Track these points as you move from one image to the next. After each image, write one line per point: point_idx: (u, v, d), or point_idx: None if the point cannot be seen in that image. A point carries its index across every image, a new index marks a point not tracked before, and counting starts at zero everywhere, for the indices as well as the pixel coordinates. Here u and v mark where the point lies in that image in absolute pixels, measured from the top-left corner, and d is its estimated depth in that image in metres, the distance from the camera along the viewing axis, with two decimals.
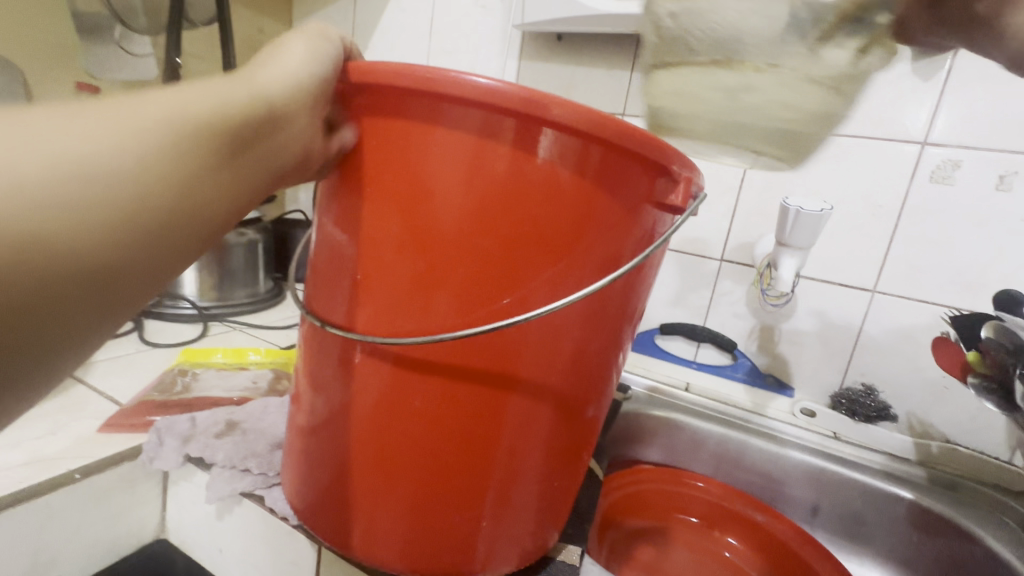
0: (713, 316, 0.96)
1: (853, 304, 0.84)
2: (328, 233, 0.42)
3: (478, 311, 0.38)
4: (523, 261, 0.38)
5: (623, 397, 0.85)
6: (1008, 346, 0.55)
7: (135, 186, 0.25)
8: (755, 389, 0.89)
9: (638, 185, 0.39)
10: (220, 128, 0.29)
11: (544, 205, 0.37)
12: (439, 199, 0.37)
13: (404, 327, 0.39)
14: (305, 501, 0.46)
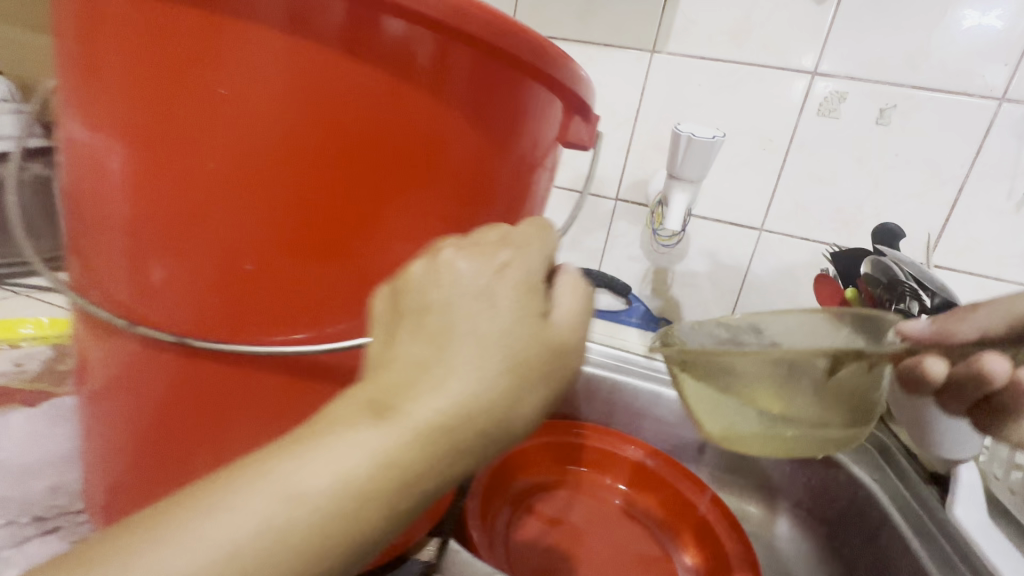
0: (608, 260, 0.91)
1: (741, 243, 0.83)
2: (74, 173, 0.29)
3: (317, 283, 0.29)
4: (377, 215, 0.29)
5: None
6: (884, 282, 0.55)
7: (327, 529, 0.22)
8: (650, 333, 0.85)
9: (517, 112, 0.31)
10: (450, 443, 0.23)
11: (402, 136, 0.28)
12: (252, 126, 0.25)
13: (213, 307, 0.28)
14: (107, 517, 0.37)
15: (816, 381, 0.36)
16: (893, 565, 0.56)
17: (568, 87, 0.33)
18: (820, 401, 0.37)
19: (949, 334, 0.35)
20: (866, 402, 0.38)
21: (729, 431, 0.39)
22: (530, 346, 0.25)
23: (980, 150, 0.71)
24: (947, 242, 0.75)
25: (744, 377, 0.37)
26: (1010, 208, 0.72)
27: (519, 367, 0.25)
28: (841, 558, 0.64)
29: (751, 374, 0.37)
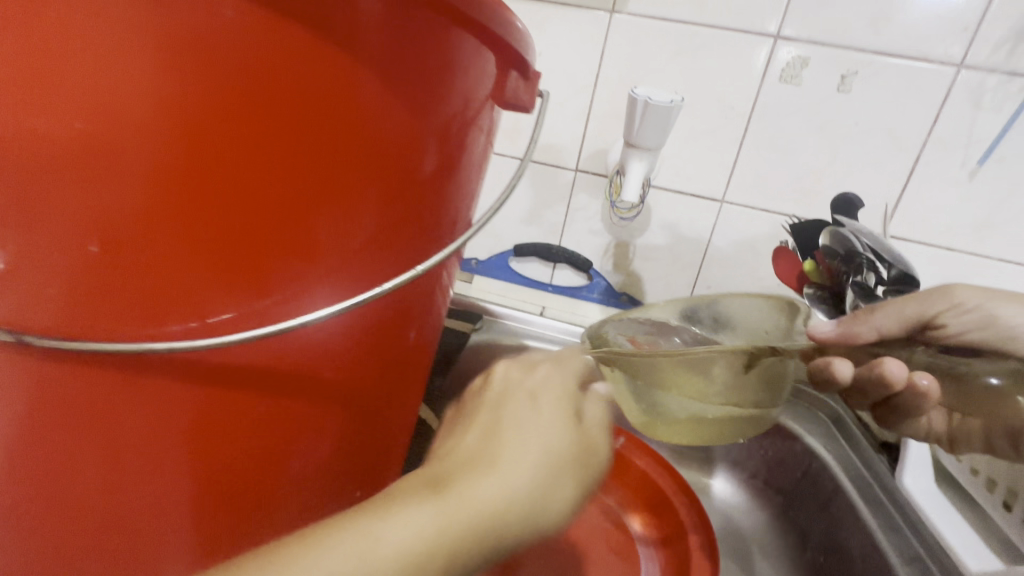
0: (569, 235, 0.87)
1: (703, 216, 0.81)
2: None
3: (210, 273, 0.25)
4: (281, 194, 0.25)
5: (471, 330, 0.79)
6: (840, 253, 0.54)
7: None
8: (610, 309, 0.85)
9: (441, 66, 0.27)
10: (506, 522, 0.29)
11: (304, 99, 0.24)
12: (131, 130, 0.21)
13: (82, 300, 0.24)
14: None
15: (731, 374, 0.40)
16: (845, 534, 0.56)
17: (501, 37, 0.29)
18: (733, 389, 0.41)
19: (852, 334, 0.44)
20: (773, 387, 0.43)
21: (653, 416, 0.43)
22: (538, 491, 0.30)
23: (938, 117, 0.70)
24: (903, 212, 0.75)
25: (667, 372, 0.39)
26: (964, 176, 0.72)
27: (549, 487, 0.30)
28: (797, 529, 0.64)
29: (672, 372, 0.39)
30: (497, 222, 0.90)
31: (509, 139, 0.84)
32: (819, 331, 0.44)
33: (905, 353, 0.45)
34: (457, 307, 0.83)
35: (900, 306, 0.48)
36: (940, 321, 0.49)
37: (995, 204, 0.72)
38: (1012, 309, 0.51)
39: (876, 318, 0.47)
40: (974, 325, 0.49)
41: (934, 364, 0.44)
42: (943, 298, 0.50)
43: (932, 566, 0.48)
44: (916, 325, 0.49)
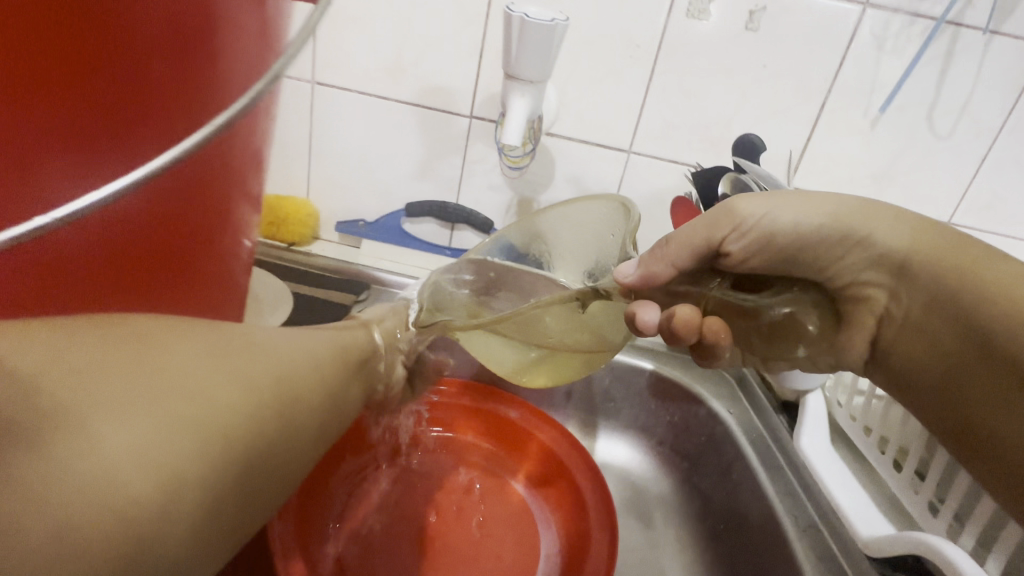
0: (466, 191, 0.78)
1: (609, 168, 0.74)
2: None
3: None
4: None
5: (353, 301, 0.70)
6: None
7: (300, 374, 0.31)
8: None
9: None
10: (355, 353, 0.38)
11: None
12: None
13: None
14: None
15: (577, 314, 0.41)
16: (743, 502, 0.54)
17: None
18: (585, 329, 0.42)
19: (652, 275, 0.40)
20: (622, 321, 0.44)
21: (528, 371, 0.45)
22: (365, 339, 0.41)
23: (845, 60, 0.67)
24: (809, 162, 0.72)
25: (516, 325, 0.41)
26: (865, 125, 0.69)
27: (373, 343, 0.41)
28: (700, 495, 0.61)
29: (520, 326, 0.41)
30: (385, 177, 0.78)
31: (391, 79, 0.73)
32: (623, 275, 0.41)
33: (704, 291, 0.43)
34: (340, 277, 0.74)
35: (688, 240, 0.42)
36: (723, 249, 0.42)
37: (893, 154, 0.70)
38: (798, 220, 0.43)
39: (666, 255, 0.41)
40: (761, 246, 0.42)
41: (728, 304, 0.41)
42: (724, 221, 0.43)
43: (824, 533, 0.48)
44: (705, 257, 0.43)
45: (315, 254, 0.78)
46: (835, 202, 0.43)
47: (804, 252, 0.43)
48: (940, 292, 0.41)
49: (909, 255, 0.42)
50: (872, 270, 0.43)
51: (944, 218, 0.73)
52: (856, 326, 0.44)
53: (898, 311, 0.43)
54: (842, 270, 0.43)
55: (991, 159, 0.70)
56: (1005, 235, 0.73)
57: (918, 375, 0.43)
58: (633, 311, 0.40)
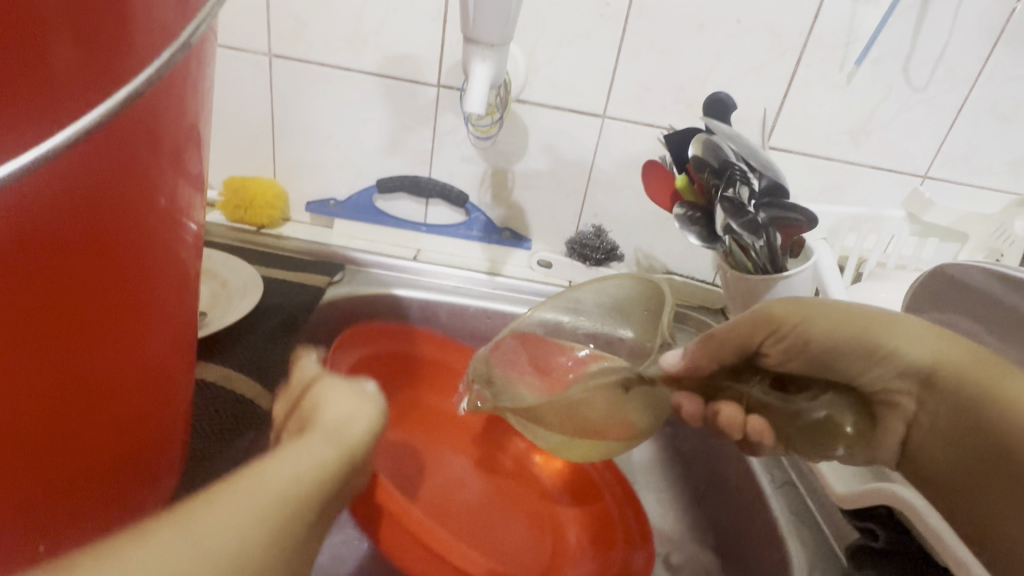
0: (439, 164, 0.76)
1: (583, 134, 0.72)
2: None
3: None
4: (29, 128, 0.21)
5: (327, 283, 0.68)
6: (714, 164, 0.46)
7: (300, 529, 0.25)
8: (491, 246, 0.78)
9: None
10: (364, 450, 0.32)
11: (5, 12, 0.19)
12: None
13: None
14: None
15: (610, 392, 0.44)
16: (723, 465, 0.55)
17: None
18: (623, 405, 0.44)
19: (697, 367, 0.42)
20: (658, 400, 0.45)
21: (566, 449, 0.46)
22: (350, 419, 0.33)
23: (819, 13, 0.65)
24: (784, 121, 0.70)
25: (554, 407, 0.44)
26: (842, 79, 0.68)
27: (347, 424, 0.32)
28: (681, 456, 0.62)
29: (560, 408, 0.44)
30: (353, 154, 0.76)
31: (353, 49, 0.69)
32: (670, 364, 0.43)
33: (743, 388, 0.43)
34: (315, 258, 0.74)
35: (728, 338, 0.41)
36: (761, 350, 0.41)
37: (869, 110, 0.69)
38: (833, 326, 0.39)
39: (710, 351, 0.42)
40: (798, 351, 0.40)
41: (768, 406, 0.42)
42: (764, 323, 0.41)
43: (800, 490, 0.49)
44: (739, 357, 0.42)
45: (287, 236, 0.76)
46: (870, 309, 0.40)
47: (837, 360, 0.40)
48: (965, 402, 0.35)
49: (935, 365, 0.37)
50: (901, 378, 0.38)
51: (920, 172, 0.72)
52: (887, 432, 0.39)
53: (924, 419, 0.37)
54: (872, 378, 0.39)
55: (967, 109, 0.69)
56: (982, 186, 0.73)
57: (937, 481, 0.37)
58: (676, 401, 0.44)
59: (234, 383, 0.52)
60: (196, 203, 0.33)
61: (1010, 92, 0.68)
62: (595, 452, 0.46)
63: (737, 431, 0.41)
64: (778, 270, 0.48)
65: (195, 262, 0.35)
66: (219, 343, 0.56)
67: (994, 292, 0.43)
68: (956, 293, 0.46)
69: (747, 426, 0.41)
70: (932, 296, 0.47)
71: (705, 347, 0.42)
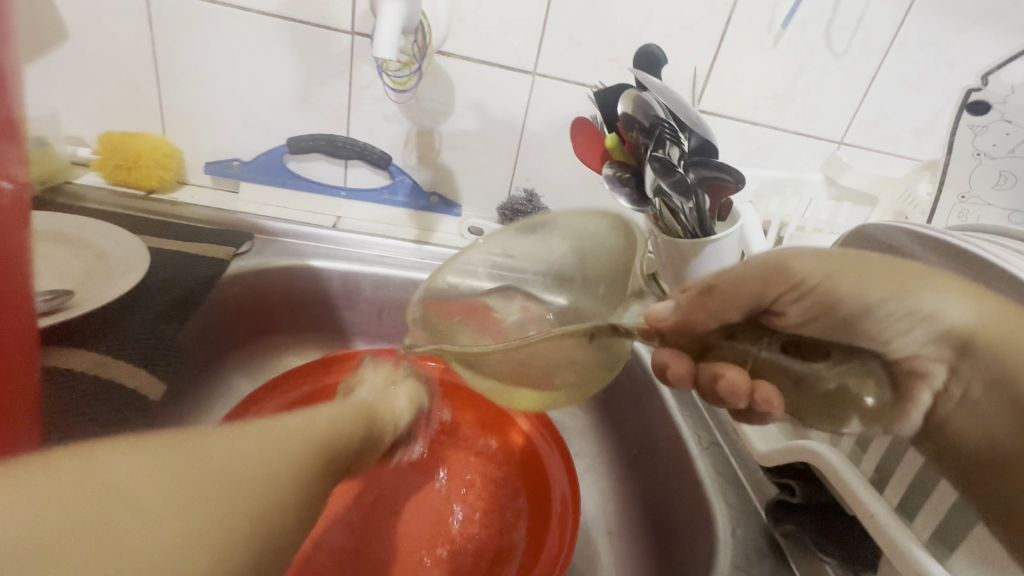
0: (357, 122, 0.69)
1: (513, 92, 0.68)
2: None
3: None
4: None
5: (233, 255, 0.62)
6: (644, 122, 0.44)
7: (294, 448, 0.30)
8: (418, 212, 0.74)
9: None
10: (356, 426, 0.39)
11: None
12: None
13: None
14: None
15: (598, 337, 0.37)
16: (654, 430, 0.56)
17: None
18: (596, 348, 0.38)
19: (688, 322, 0.35)
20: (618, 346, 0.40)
21: (512, 395, 0.41)
22: (357, 411, 0.41)
23: None
24: (714, 84, 0.70)
25: (525, 354, 0.37)
26: (768, 42, 0.68)
27: (366, 416, 0.42)
28: (614, 419, 0.62)
29: (528, 352, 0.37)
30: (257, 108, 0.67)
31: None
32: (656, 314, 0.36)
33: (750, 346, 0.36)
34: (218, 226, 0.66)
35: (733, 293, 0.35)
36: (775, 308, 0.35)
37: (794, 75, 0.70)
38: (868, 285, 0.34)
39: (710, 306, 0.35)
40: (821, 314, 0.34)
41: (778, 371, 0.35)
42: (780, 275, 0.35)
43: (724, 449, 0.51)
44: (744, 318, 0.36)
45: (184, 202, 0.68)
46: (905, 266, 0.35)
47: (866, 322, 0.34)
48: (1006, 373, 0.33)
49: (975, 334, 0.33)
50: (935, 345, 0.35)
51: (836, 138, 0.75)
52: (913, 405, 0.35)
53: (959, 389, 0.35)
54: (904, 345, 0.35)
55: (879, 77, 0.71)
56: (889, 153, 0.77)
57: (956, 454, 0.34)
58: (662, 361, 0.37)
59: (104, 368, 0.46)
60: (6, 157, 0.33)
61: (918, 61, 0.70)
62: (537, 400, 0.41)
63: (740, 399, 0.34)
64: (705, 233, 0.47)
65: (10, 218, 0.34)
66: (88, 330, 0.48)
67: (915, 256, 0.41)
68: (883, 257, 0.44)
69: (748, 393, 0.33)
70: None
71: (701, 301, 0.35)
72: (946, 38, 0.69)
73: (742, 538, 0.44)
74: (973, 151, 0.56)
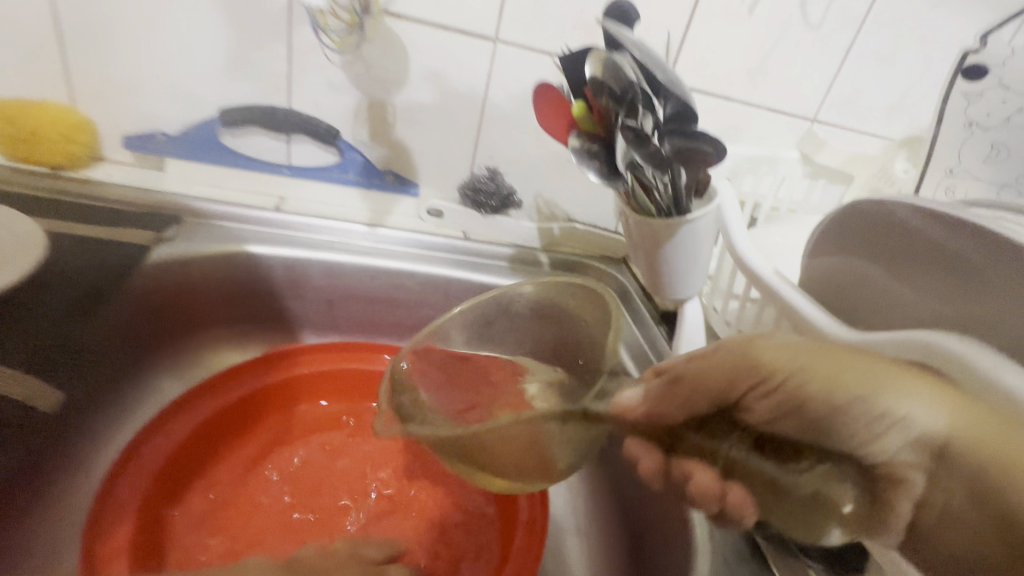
0: (299, 91, 0.62)
1: (473, 61, 0.62)
2: None
3: None
4: None
5: (152, 241, 0.56)
6: (614, 87, 0.40)
7: None
8: (371, 193, 0.68)
9: None
10: None
11: None
12: None
13: None
14: None
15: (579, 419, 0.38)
16: None
17: None
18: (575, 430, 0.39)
19: (660, 415, 0.35)
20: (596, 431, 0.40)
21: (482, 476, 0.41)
22: None
23: None
24: (687, 56, 0.66)
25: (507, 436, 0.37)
26: (743, 11, 0.64)
27: None
28: None
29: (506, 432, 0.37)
30: (181, 73, 0.59)
31: None
32: (628, 406, 0.37)
33: (714, 444, 0.34)
34: (139, 208, 0.61)
35: (702, 384, 0.33)
36: (740, 403, 0.32)
37: (769, 47, 0.67)
38: (834, 385, 0.29)
39: (678, 401, 0.34)
40: (789, 413, 0.30)
41: (745, 472, 0.33)
42: (745, 369, 0.32)
43: None
44: (709, 409, 0.33)
45: (102, 182, 0.61)
46: (876, 361, 0.30)
47: (835, 427, 0.29)
48: (988, 482, 0.26)
49: (951, 441, 0.27)
50: (909, 453, 0.29)
51: (811, 116, 0.72)
52: (892, 512, 0.30)
53: (939, 498, 0.28)
54: (878, 452, 0.29)
55: (854, 51, 0.69)
56: (863, 131, 0.75)
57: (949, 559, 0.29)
58: (636, 454, 0.39)
59: None
60: None
61: (893, 35, 0.68)
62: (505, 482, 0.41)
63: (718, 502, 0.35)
64: (680, 212, 0.43)
65: None
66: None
67: (923, 234, 0.33)
68: (882, 233, 0.36)
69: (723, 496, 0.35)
70: (869, 239, 0.37)
71: (670, 390, 0.35)
72: (921, 11, 0.67)
73: (720, 541, 0.41)
74: (967, 119, 0.56)
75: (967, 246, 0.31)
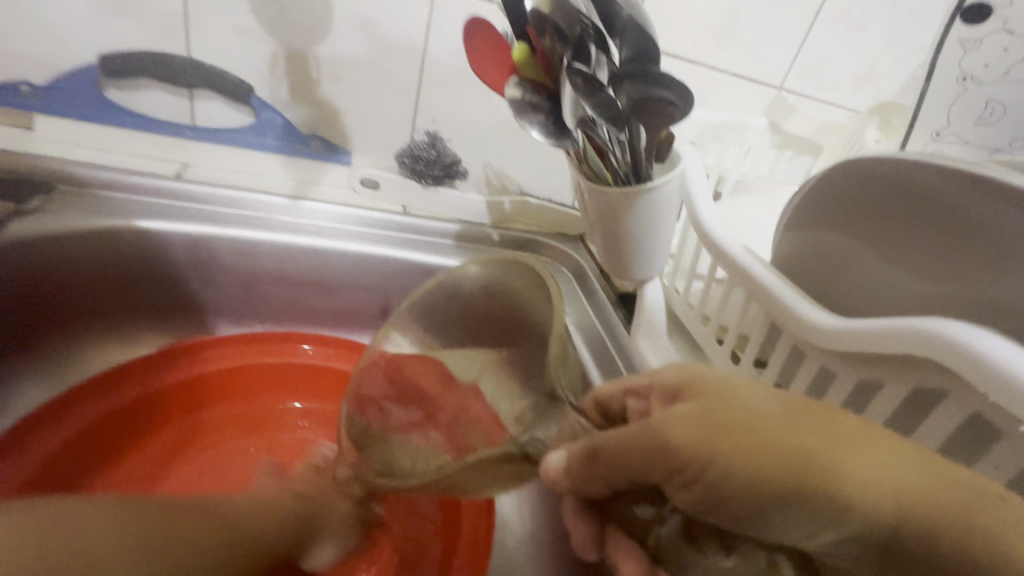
0: (200, 37, 0.52)
1: (409, 6, 0.54)
2: None
3: None
4: None
5: (13, 213, 0.47)
6: (558, 21, 0.33)
7: None
8: (294, 160, 0.59)
9: None
10: None
11: None
12: None
13: None
14: None
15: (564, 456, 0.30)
16: None
17: None
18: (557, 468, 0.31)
19: (582, 489, 0.29)
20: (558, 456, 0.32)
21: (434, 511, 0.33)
22: None
23: None
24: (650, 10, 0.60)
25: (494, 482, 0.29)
26: None
27: None
28: None
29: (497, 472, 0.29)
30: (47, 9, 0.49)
31: None
32: (551, 469, 0.29)
33: (643, 519, 0.29)
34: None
35: (620, 463, 0.27)
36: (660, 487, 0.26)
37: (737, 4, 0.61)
38: (758, 471, 0.24)
39: (598, 474, 0.28)
40: (715, 504, 0.25)
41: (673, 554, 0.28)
42: (659, 454, 0.26)
43: None
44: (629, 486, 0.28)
45: None
46: (807, 433, 0.24)
47: (766, 520, 0.24)
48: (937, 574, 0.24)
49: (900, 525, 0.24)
50: (849, 546, 0.25)
51: (778, 83, 0.68)
52: None
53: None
54: (814, 543, 0.25)
55: (825, 13, 0.64)
56: (829, 102, 0.71)
57: None
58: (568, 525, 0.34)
59: None
60: None
61: None
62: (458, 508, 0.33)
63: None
64: (638, 178, 0.38)
65: None
66: None
67: (924, 191, 0.28)
68: (877, 191, 0.31)
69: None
70: (857, 202, 0.32)
71: (588, 469, 0.28)
72: None
73: None
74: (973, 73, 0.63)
75: (976, 209, 0.26)
